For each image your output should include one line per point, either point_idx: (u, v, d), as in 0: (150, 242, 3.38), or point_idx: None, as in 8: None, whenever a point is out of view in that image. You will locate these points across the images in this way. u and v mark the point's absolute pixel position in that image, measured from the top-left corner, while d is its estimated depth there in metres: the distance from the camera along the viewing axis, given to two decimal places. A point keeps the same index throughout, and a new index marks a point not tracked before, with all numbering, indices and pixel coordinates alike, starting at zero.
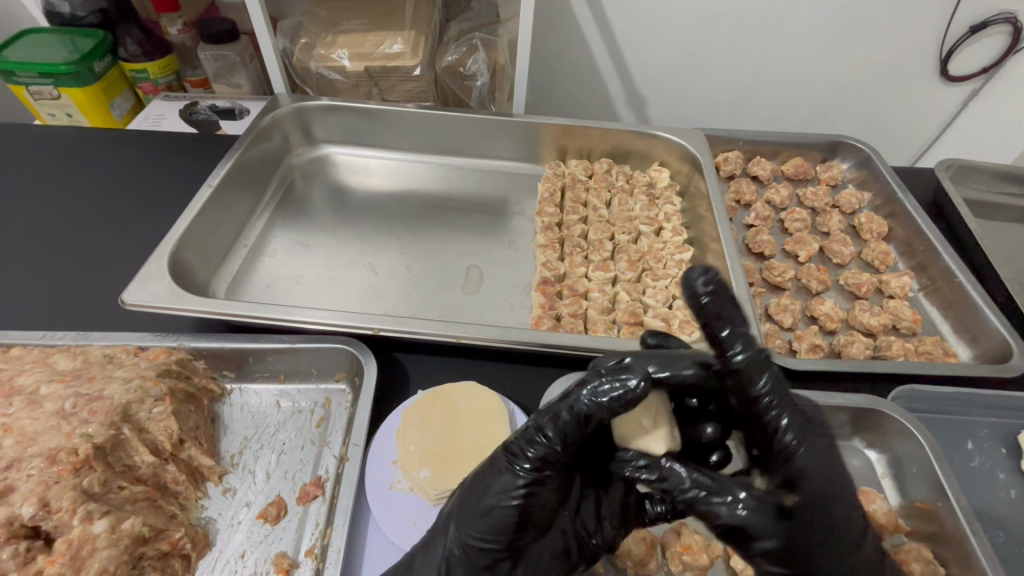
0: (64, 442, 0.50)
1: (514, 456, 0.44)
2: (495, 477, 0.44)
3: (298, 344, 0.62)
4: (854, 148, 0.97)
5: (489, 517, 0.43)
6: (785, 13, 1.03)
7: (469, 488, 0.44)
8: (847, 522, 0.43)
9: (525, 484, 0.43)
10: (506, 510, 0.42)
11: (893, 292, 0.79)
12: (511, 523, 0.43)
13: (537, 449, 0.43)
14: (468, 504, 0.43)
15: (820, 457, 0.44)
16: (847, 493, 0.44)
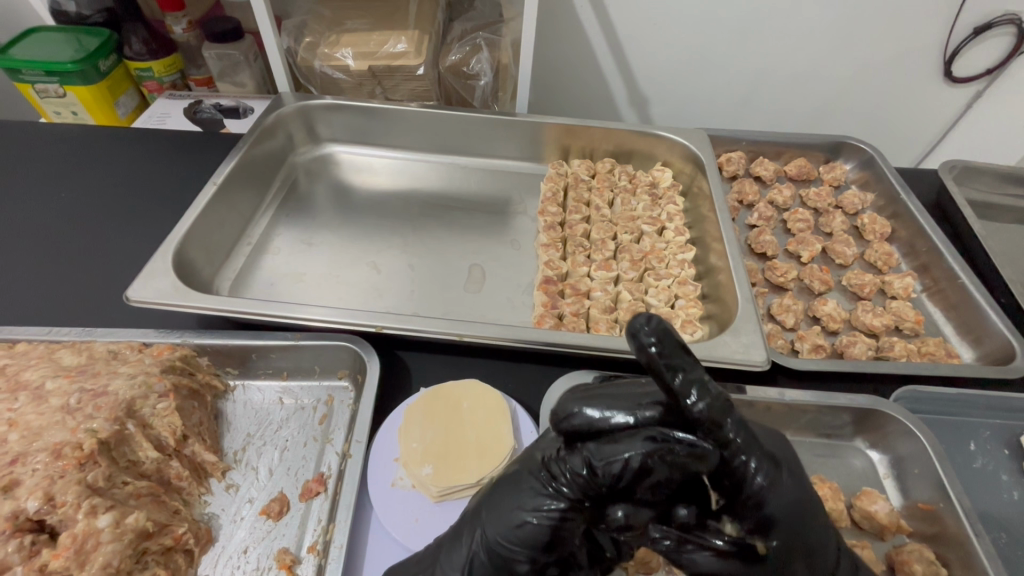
0: (69, 436, 0.50)
1: (556, 474, 0.41)
2: (528, 491, 0.42)
3: (301, 341, 0.62)
4: (857, 149, 0.97)
5: (519, 531, 0.41)
6: (788, 14, 1.03)
7: (503, 493, 0.43)
8: (821, 544, 0.42)
9: (561, 504, 0.41)
10: (538, 526, 0.41)
11: (895, 292, 0.79)
12: (541, 541, 0.41)
13: (571, 468, 0.41)
14: (499, 511, 0.42)
15: (789, 497, 0.40)
16: (821, 520, 0.43)
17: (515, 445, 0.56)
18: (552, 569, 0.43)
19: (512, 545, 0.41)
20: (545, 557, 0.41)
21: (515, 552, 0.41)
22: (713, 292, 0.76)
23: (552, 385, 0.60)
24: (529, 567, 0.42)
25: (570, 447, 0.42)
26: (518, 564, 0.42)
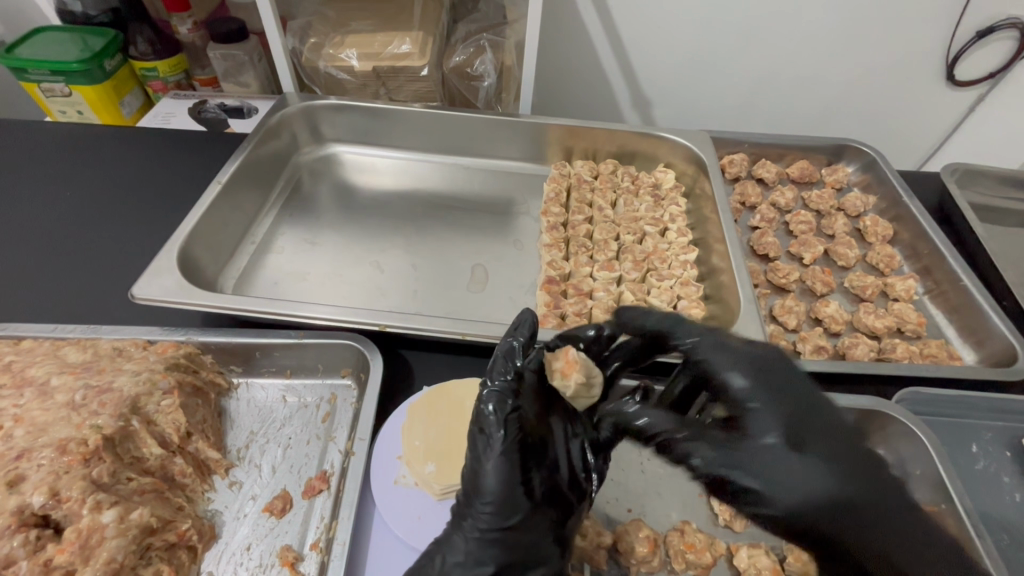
0: (74, 432, 0.50)
1: (495, 425, 0.47)
2: (480, 445, 0.47)
3: (305, 339, 0.62)
4: (859, 152, 0.97)
5: (490, 480, 0.46)
6: (790, 17, 1.03)
7: (471, 468, 0.47)
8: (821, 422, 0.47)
9: (512, 449, 0.46)
10: (508, 478, 0.46)
11: (897, 294, 0.79)
12: (514, 479, 0.46)
13: (500, 406, 0.47)
14: (476, 483, 0.46)
15: (763, 382, 0.48)
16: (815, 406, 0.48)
17: None
18: (545, 507, 0.47)
19: (498, 505, 0.45)
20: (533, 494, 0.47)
21: (506, 510, 0.46)
22: (715, 293, 0.76)
23: None
24: (522, 509, 0.46)
25: (491, 391, 0.48)
26: (513, 518, 0.46)
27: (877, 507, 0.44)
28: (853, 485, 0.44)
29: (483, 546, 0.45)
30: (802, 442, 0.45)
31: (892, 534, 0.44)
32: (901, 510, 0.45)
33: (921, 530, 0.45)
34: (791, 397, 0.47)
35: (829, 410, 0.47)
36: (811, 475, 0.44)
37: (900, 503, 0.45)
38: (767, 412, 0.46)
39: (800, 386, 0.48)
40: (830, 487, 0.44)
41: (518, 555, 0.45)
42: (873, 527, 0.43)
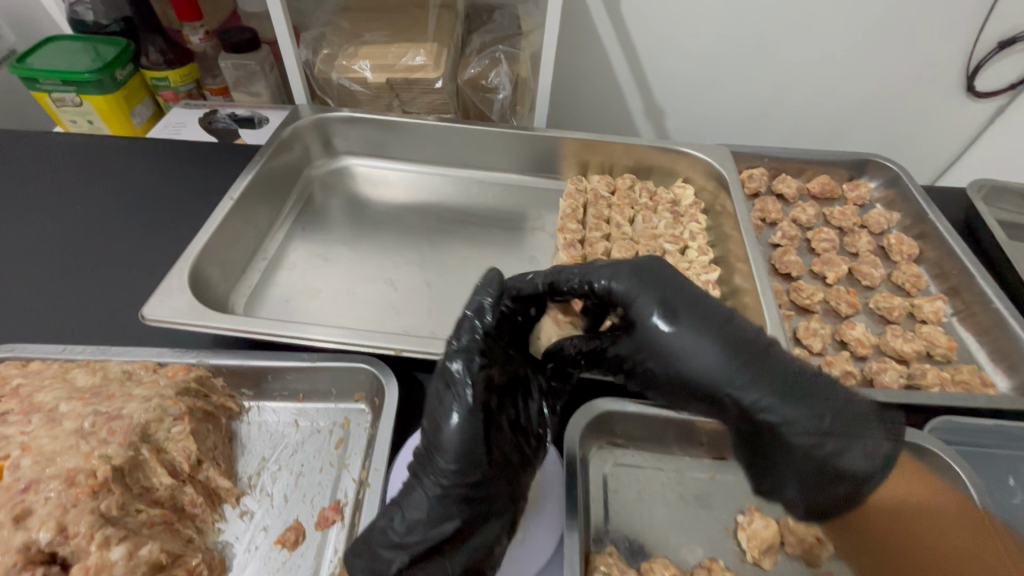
0: (82, 462, 0.48)
1: (457, 384, 0.49)
2: (444, 400, 0.49)
3: (319, 363, 0.61)
4: (882, 167, 0.95)
5: (453, 434, 0.48)
6: (811, 28, 1.01)
7: (433, 427, 0.49)
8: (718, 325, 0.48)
9: (473, 409, 0.48)
10: (468, 438, 0.48)
11: (925, 316, 0.77)
12: (475, 434, 0.48)
13: (463, 360, 0.50)
14: (437, 441, 0.48)
15: (644, 286, 0.50)
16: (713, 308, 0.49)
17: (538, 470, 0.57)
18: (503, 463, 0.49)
19: (459, 464, 0.47)
20: (492, 453, 0.48)
21: (466, 468, 0.47)
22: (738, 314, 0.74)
23: (578, 410, 0.59)
24: (482, 463, 0.48)
25: (456, 353, 0.51)
26: (471, 477, 0.47)
27: (764, 365, 0.46)
28: (743, 352, 0.46)
29: (446, 503, 0.47)
30: (680, 320, 0.48)
31: (783, 383, 0.46)
32: (788, 365, 0.47)
33: (813, 383, 0.47)
34: (665, 289, 0.50)
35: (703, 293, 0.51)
36: (694, 345, 0.47)
37: (785, 360, 0.47)
38: (635, 302, 0.50)
39: (675, 281, 0.51)
40: (717, 352, 0.46)
41: (474, 510, 0.47)
42: (760, 382, 0.45)
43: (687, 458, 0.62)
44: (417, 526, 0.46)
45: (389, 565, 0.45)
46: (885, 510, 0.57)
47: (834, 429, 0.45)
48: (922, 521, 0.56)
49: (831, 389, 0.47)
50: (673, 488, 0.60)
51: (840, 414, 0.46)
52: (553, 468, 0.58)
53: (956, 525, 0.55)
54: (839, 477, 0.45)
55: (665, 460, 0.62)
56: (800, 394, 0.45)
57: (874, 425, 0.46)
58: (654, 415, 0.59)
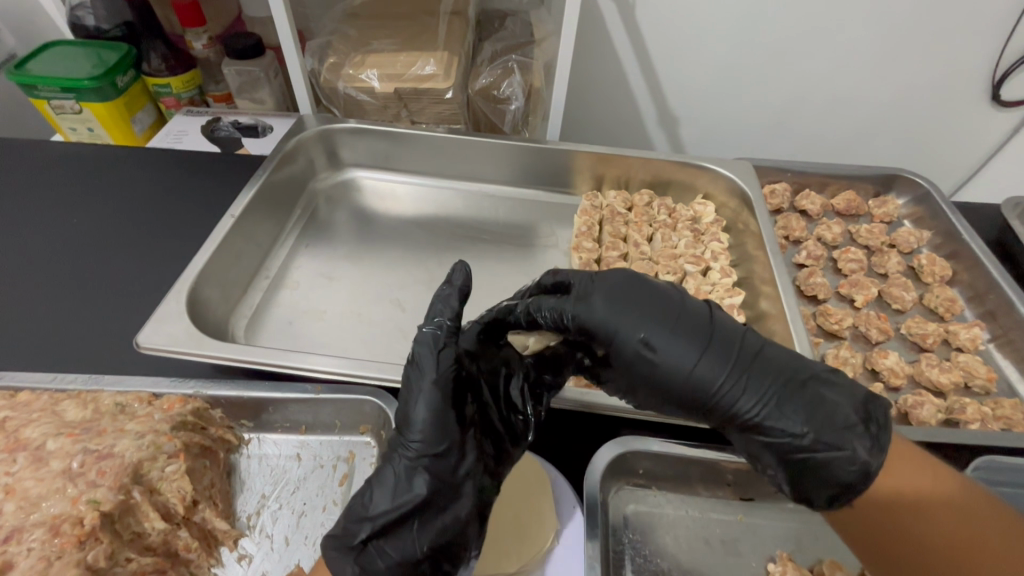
0: (69, 509, 0.46)
1: (427, 357, 0.47)
2: (413, 375, 0.47)
3: (322, 395, 0.57)
4: (911, 183, 0.90)
5: (420, 408, 0.46)
6: (837, 37, 0.96)
7: (404, 401, 0.47)
8: (692, 340, 0.46)
9: (440, 382, 0.46)
10: (434, 412, 0.45)
11: (962, 344, 0.73)
12: (440, 406, 0.45)
13: (433, 330, 0.48)
14: (406, 416, 0.46)
15: (612, 308, 0.48)
16: (689, 321, 0.47)
17: (557, 529, 0.51)
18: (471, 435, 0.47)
19: (424, 437, 0.45)
20: (462, 427, 0.46)
21: (431, 440, 0.45)
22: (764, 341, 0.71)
23: (600, 448, 0.56)
24: (449, 436, 0.45)
25: (430, 330, 0.48)
26: (438, 447, 0.45)
27: (744, 361, 0.46)
28: (721, 349, 0.46)
29: (412, 476, 0.45)
30: (651, 322, 0.47)
31: (764, 381, 0.45)
32: (773, 358, 0.46)
33: (801, 377, 0.45)
34: (639, 291, 0.49)
35: (680, 291, 0.50)
36: (671, 346, 0.46)
37: (769, 352, 0.46)
38: (608, 304, 0.48)
39: (644, 292, 0.48)
40: (695, 352, 0.46)
41: (439, 486, 0.45)
42: (741, 379, 0.45)
43: (712, 498, 0.59)
44: (383, 501, 0.45)
45: (354, 538, 0.44)
46: (898, 495, 0.43)
47: (818, 428, 0.43)
48: (906, 491, 0.43)
49: (819, 381, 0.45)
50: (698, 532, 0.56)
51: (824, 422, 0.43)
52: (575, 527, 0.52)
53: (908, 479, 0.44)
54: (828, 479, 0.43)
55: (688, 500, 0.58)
56: (781, 391, 0.44)
57: (869, 423, 0.43)
58: (680, 455, 0.55)
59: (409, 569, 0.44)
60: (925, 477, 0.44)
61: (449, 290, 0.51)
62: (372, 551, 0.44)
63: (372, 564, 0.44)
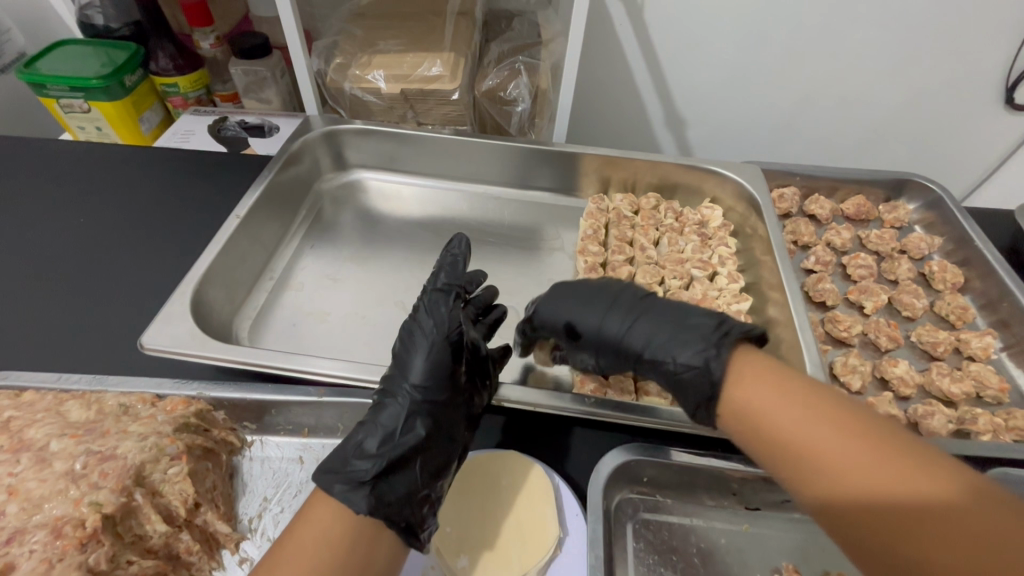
0: (71, 510, 0.46)
1: (434, 315, 0.56)
2: (416, 334, 0.55)
3: (325, 398, 0.57)
4: (923, 187, 0.89)
5: (423, 357, 0.53)
6: (848, 39, 0.95)
7: (406, 354, 0.54)
8: (615, 314, 0.59)
9: (442, 338, 0.54)
10: (436, 362, 0.53)
11: (973, 353, 0.72)
12: (442, 356, 0.53)
13: (427, 300, 0.57)
14: (407, 364, 0.53)
15: (566, 304, 0.61)
16: (613, 302, 0.60)
17: (560, 534, 0.51)
18: (464, 390, 0.54)
19: (428, 383, 0.52)
20: (460, 380, 0.54)
21: (435, 387, 0.52)
22: (772, 348, 0.70)
23: (604, 456, 0.55)
24: (447, 381, 0.53)
25: (434, 290, 0.58)
26: (437, 392, 0.52)
27: (639, 314, 0.58)
28: (621, 309, 0.59)
29: (415, 419, 0.50)
30: (573, 309, 0.61)
31: (651, 325, 0.57)
32: (658, 307, 0.58)
33: (683, 318, 0.56)
34: (574, 290, 0.63)
35: (600, 280, 0.64)
36: (587, 317, 0.60)
37: (658, 302, 0.59)
38: (554, 302, 0.62)
39: (579, 289, 0.63)
40: (602, 314, 0.59)
41: (438, 431, 0.51)
42: (633, 328, 0.57)
43: (717, 507, 0.58)
44: (385, 435, 0.49)
45: (364, 474, 0.45)
46: (836, 461, 0.41)
47: (686, 350, 0.53)
48: (827, 454, 0.41)
49: (695, 316, 0.55)
50: (704, 542, 0.56)
51: (693, 337, 0.53)
52: (579, 534, 0.52)
53: (837, 441, 0.41)
54: (697, 391, 0.51)
55: (694, 509, 0.58)
56: (666, 331, 0.55)
57: (721, 338, 0.52)
58: (686, 463, 0.55)
59: (411, 500, 0.47)
60: (881, 457, 0.40)
61: (455, 255, 0.61)
62: (382, 486, 0.46)
63: (386, 497, 0.45)
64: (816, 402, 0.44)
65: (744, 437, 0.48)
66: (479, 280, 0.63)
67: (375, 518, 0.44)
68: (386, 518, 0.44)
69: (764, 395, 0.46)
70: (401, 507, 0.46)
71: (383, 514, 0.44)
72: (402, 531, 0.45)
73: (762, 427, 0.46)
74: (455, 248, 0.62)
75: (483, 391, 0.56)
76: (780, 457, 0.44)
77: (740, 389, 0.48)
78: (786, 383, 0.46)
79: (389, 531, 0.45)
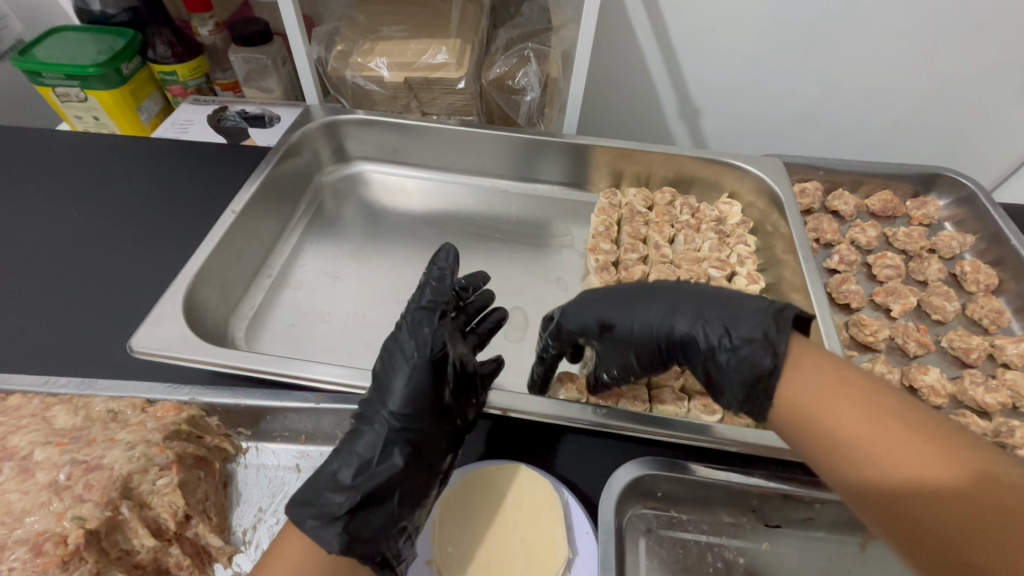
0: (53, 525, 0.43)
1: (416, 336, 0.51)
2: (398, 356, 0.51)
3: (322, 405, 0.54)
4: (954, 183, 0.84)
5: (404, 383, 0.49)
6: (876, 25, 0.89)
7: (386, 377, 0.50)
8: (653, 312, 0.55)
9: (423, 361, 0.49)
10: (417, 388, 0.49)
11: (1008, 360, 0.67)
12: (423, 382, 0.49)
13: (413, 317, 0.52)
14: (386, 388, 0.50)
15: (589, 310, 0.58)
16: (648, 297, 0.57)
17: (569, 555, 0.48)
18: (446, 415, 0.50)
19: (408, 411, 0.48)
20: (443, 406, 0.50)
21: (414, 415, 0.48)
22: None
23: (616, 470, 0.52)
24: (428, 409, 0.49)
25: (419, 307, 0.53)
26: (417, 419, 0.49)
27: (680, 299, 0.55)
28: (663, 297, 0.56)
29: (392, 448, 0.47)
30: (604, 308, 0.57)
31: (697, 307, 0.54)
32: (700, 296, 0.55)
33: (730, 298, 0.53)
34: (600, 296, 0.59)
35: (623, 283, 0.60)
36: (626, 311, 0.56)
37: (693, 291, 0.56)
38: (591, 303, 0.58)
39: (604, 294, 0.59)
40: (644, 304, 0.56)
41: (416, 461, 0.48)
42: (677, 316, 0.54)
43: (735, 524, 0.55)
44: (360, 467, 0.46)
45: (337, 509, 0.43)
46: (886, 448, 0.38)
47: (742, 325, 0.50)
48: (883, 446, 0.39)
49: (743, 297, 0.53)
50: (721, 561, 0.53)
51: (741, 318, 0.50)
52: (589, 554, 0.49)
53: (895, 428, 0.39)
54: (756, 364, 0.48)
55: (710, 526, 0.54)
56: (713, 312, 0.52)
57: (778, 312, 0.49)
58: (703, 479, 0.52)
59: (389, 534, 0.45)
60: (946, 449, 0.37)
61: (441, 269, 0.55)
62: (356, 522, 0.44)
63: (361, 534, 0.44)
64: (874, 395, 0.41)
65: (792, 432, 0.45)
66: (477, 282, 0.61)
67: (351, 556, 0.42)
68: (360, 556, 0.42)
69: (820, 383, 0.43)
70: (376, 541, 0.44)
71: (359, 554, 0.43)
72: (378, 565, 0.44)
73: (811, 419, 0.43)
74: (442, 259, 0.56)
75: (468, 410, 0.52)
76: (836, 450, 0.41)
77: (793, 374, 0.45)
78: (845, 376, 0.43)
79: (364, 567, 0.43)
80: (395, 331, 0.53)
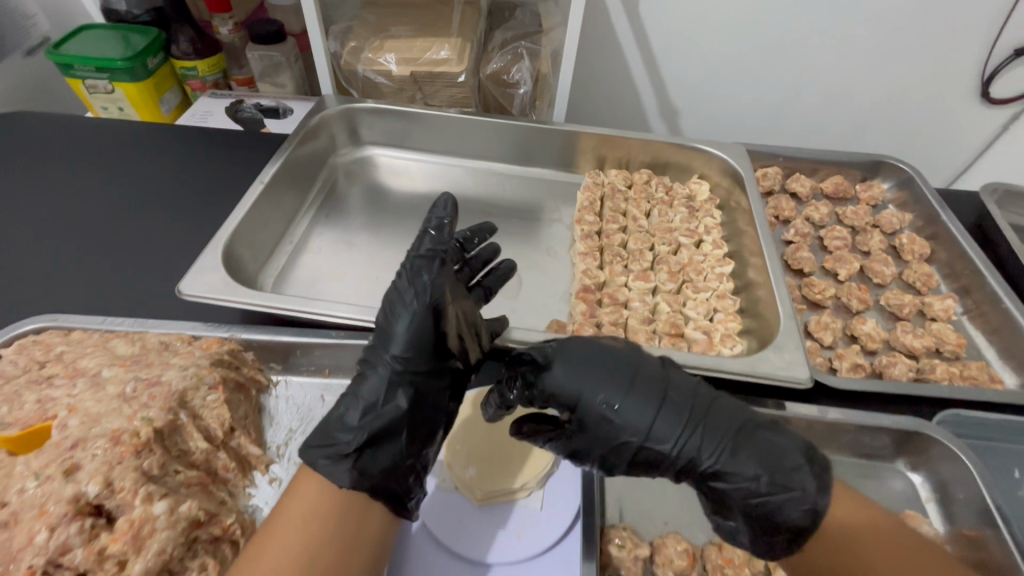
0: (126, 423, 0.51)
1: (415, 284, 0.55)
2: (399, 308, 0.55)
3: (345, 339, 0.63)
4: (896, 168, 0.95)
5: (405, 334, 0.54)
6: (830, 31, 1.01)
7: (387, 324, 0.55)
8: (656, 411, 0.47)
9: (421, 308, 0.55)
10: (417, 336, 0.54)
11: (935, 314, 0.78)
12: (424, 332, 0.54)
13: (414, 270, 0.56)
14: (389, 334, 0.55)
15: (575, 389, 0.49)
16: (657, 383, 0.49)
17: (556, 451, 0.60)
18: (444, 362, 0.56)
19: (409, 356, 0.54)
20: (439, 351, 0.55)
21: (414, 359, 0.54)
22: (750, 306, 0.77)
23: None
24: (427, 357, 0.55)
25: (418, 257, 0.56)
26: (419, 362, 0.54)
27: (705, 416, 0.47)
28: (678, 402, 0.48)
29: (395, 391, 0.53)
30: (606, 394, 0.48)
31: (718, 432, 0.47)
32: (725, 412, 0.48)
33: (755, 431, 0.47)
34: (598, 363, 0.49)
35: (627, 350, 0.51)
36: (633, 408, 0.47)
37: (727, 404, 0.49)
38: (569, 367, 0.49)
39: (603, 360, 0.50)
40: (652, 409, 0.47)
41: (419, 400, 0.54)
42: (696, 435, 0.46)
43: None
44: (364, 411, 0.52)
45: (347, 447, 0.50)
46: None
47: (766, 469, 0.45)
48: None
49: (764, 430, 0.47)
50: None
51: (766, 463, 0.46)
52: None
53: None
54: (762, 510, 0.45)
55: None
56: (734, 437, 0.47)
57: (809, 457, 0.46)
58: None
59: (396, 474, 0.51)
60: None
61: (440, 218, 0.59)
62: (363, 459, 0.50)
63: (368, 470, 0.50)
64: None
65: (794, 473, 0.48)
66: (483, 232, 0.67)
67: (360, 490, 0.49)
68: (370, 488, 0.49)
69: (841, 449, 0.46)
70: (386, 479, 0.50)
71: (369, 486, 0.49)
72: (388, 499, 0.50)
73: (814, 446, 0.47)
74: (441, 209, 0.60)
75: (463, 354, 0.57)
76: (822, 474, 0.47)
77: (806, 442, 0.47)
78: None
79: (376, 502, 0.50)
80: (394, 281, 0.57)
